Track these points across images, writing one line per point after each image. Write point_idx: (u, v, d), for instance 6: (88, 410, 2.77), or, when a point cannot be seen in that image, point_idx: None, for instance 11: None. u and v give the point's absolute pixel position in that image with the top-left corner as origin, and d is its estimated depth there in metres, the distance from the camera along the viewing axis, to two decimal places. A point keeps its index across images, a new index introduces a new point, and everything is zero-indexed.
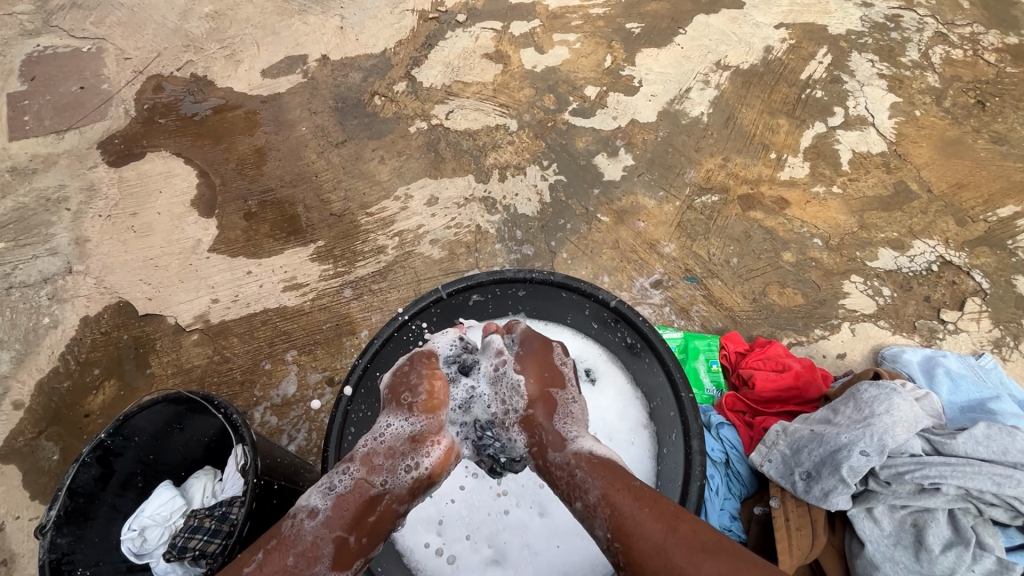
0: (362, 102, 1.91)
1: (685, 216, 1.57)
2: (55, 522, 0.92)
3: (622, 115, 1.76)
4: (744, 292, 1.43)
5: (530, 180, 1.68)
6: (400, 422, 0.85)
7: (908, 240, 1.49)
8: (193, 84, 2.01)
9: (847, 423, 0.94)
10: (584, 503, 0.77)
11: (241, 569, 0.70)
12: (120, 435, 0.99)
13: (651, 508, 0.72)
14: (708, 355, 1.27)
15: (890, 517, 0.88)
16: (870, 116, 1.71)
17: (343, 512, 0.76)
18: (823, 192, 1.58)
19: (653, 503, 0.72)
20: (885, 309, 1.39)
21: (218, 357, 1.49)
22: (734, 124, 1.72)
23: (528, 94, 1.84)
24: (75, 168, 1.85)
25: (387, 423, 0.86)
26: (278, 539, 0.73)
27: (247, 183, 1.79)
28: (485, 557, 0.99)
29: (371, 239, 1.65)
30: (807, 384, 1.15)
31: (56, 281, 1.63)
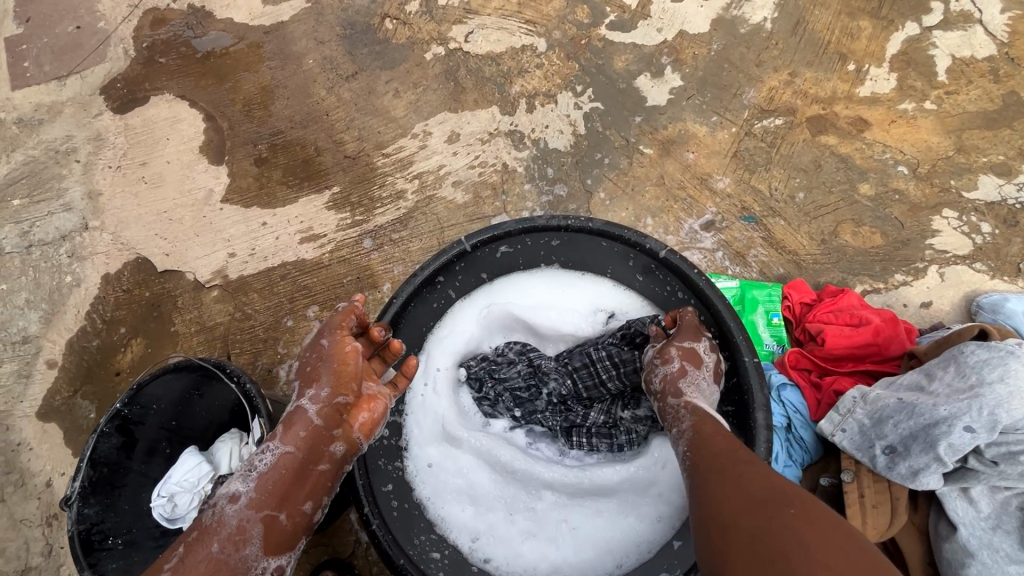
0: (372, 27, 1.70)
1: (742, 145, 1.36)
2: (80, 493, 0.88)
3: (669, 26, 1.50)
4: (812, 233, 1.25)
5: (562, 109, 1.48)
6: (313, 393, 0.84)
7: (1016, 165, 1.25)
8: (191, 16, 1.84)
9: (946, 391, 0.79)
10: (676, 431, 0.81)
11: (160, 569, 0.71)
12: (137, 403, 0.95)
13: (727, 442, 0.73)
14: (768, 307, 1.12)
15: (989, 499, 0.78)
16: (979, 11, 1.40)
17: (267, 490, 0.77)
18: (912, 109, 1.33)
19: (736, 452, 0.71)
20: (982, 249, 1.19)
21: (240, 314, 1.43)
22: (805, 30, 1.45)
23: (559, 6, 1.59)
24: (80, 117, 1.76)
25: (302, 395, 0.84)
26: (199, 530, 0.75)
27: (255, 126, 1.66)
28: (520, 530, 0.93)
29: (389, 183, 1.51)
30: (889, 340, 0.99)
31: (74, 238, 1.58)
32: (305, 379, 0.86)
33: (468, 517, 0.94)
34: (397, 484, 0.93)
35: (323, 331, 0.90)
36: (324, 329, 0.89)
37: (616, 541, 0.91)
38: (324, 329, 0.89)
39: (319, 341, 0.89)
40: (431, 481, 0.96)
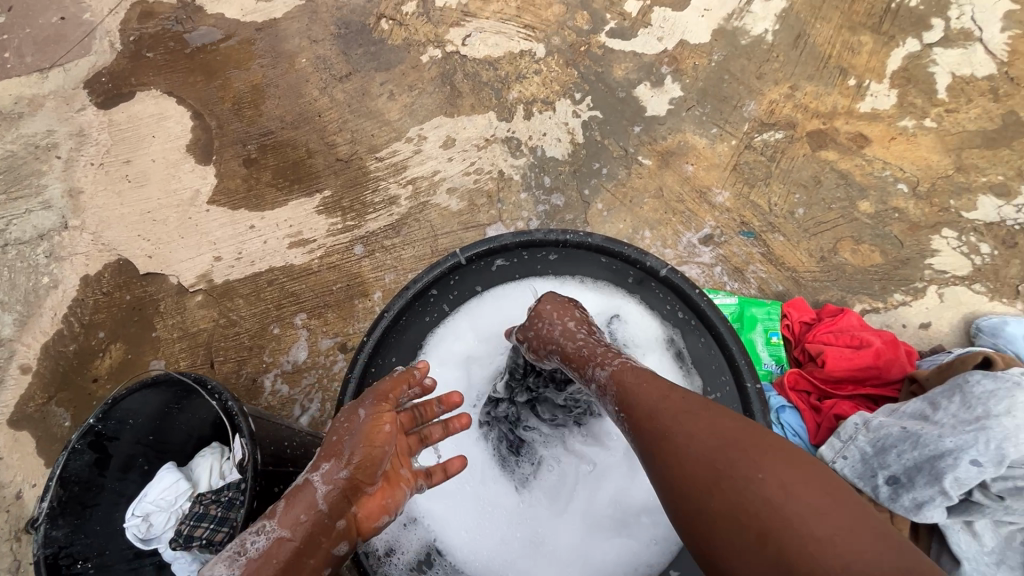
0: (367, 27, 1.67)
1: (742, 158, 1.34)
2: (48, 514, 0.84)
3: (670, 36, 1.49)
4: (811, 250, 1.23)
5: (560, 117, 1.45)
6: (333, 467, 0.71)
7: (1015, 186, 1.24)
8: (180, 11, 1.79)
9: (951, 423, 0.76)
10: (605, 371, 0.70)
11: None
12: (112, 419, 0.89)
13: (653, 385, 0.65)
14: (768, 326, 1.10)
15: (993, 532, 0.74)
16: (978, 30, 1.40)
17: None
18: (912, 126, 1.32)
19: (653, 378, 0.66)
20: (982, 270, 1.18)
21: (225, 320, 1.39)
22: (806, 44, 1.44)
23: (558, 12, 1.57)
24: (62, 111, 1.70)
25: (314, 469, 0.71)
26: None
27: (244, 125, 1.61)
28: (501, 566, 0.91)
29: (381, 188, 1.48)
30: (890, 363, 0.97)
31: (52, 237, 1.53)
32: (331, 450, 0.72)
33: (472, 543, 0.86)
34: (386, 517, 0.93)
35: (363, 399, 0.76)
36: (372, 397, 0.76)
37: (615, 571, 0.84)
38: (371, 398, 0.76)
39: (355, 411, 0.74)
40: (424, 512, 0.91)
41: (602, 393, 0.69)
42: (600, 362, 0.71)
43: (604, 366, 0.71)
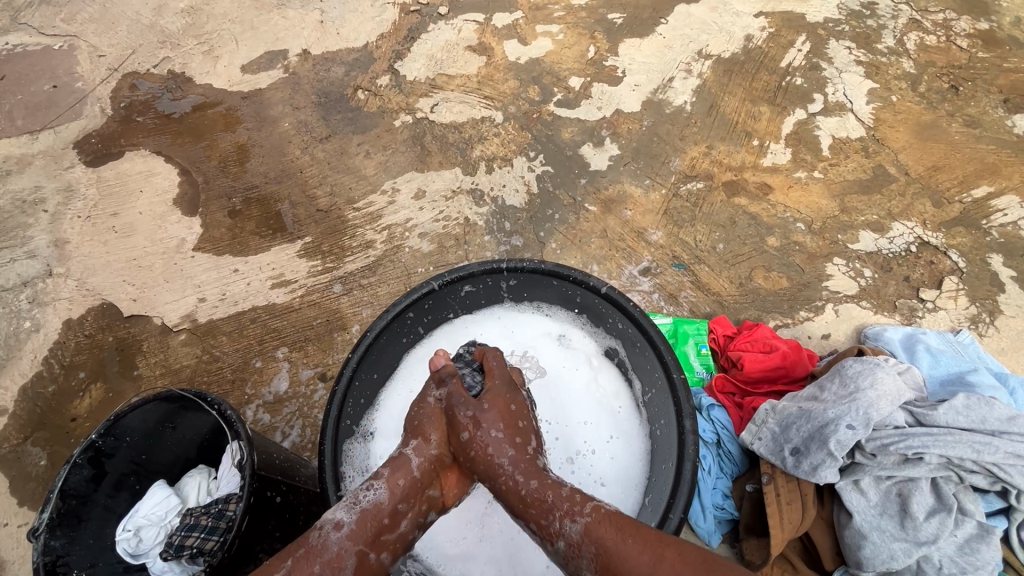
0: (345, 96, 1.89)
1: (671, 204, 1.59)
2: (47, 524, 0.91)
3: (607, 105, 1.77)
4: (731, 277, 1.46)
5: (517, 171, 1.68)
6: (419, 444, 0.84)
7: (887, 222, 1.52)
8: (172, 81, 1.98)
9: (833, 398, 0.97)
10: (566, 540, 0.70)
11: None
12: (111, 435, 0.98)
13: (636, 540, 0.67)
14: (698, 340, 1.30)
15: (875, 488, 0.92)
16: (849, 102, 1.74)
17: (370, 524, 0.74)
18: (805, 176, 1.61)
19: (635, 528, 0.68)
20: (867, 289, 1.43)
21: (208, 356, 1.48)
22: (717, 112, 1.74)
23: (513, 86, 1.84)
24: (51, 169, 1.81)
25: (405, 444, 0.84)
26: (305, 548, 0.70)
27: (230, 180, 1.76)
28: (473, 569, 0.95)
29: (359, 234, 1.64)
30: (795, 363, 1.18)
31: (36, 284, 1.60)
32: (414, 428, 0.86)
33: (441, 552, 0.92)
34: None
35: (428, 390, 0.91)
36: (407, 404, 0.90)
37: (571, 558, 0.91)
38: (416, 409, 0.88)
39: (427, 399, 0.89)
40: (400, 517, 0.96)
41: (577, 556, 0.69)
42: (568, 514, 0.72)
43: (574, 519, 0.71)
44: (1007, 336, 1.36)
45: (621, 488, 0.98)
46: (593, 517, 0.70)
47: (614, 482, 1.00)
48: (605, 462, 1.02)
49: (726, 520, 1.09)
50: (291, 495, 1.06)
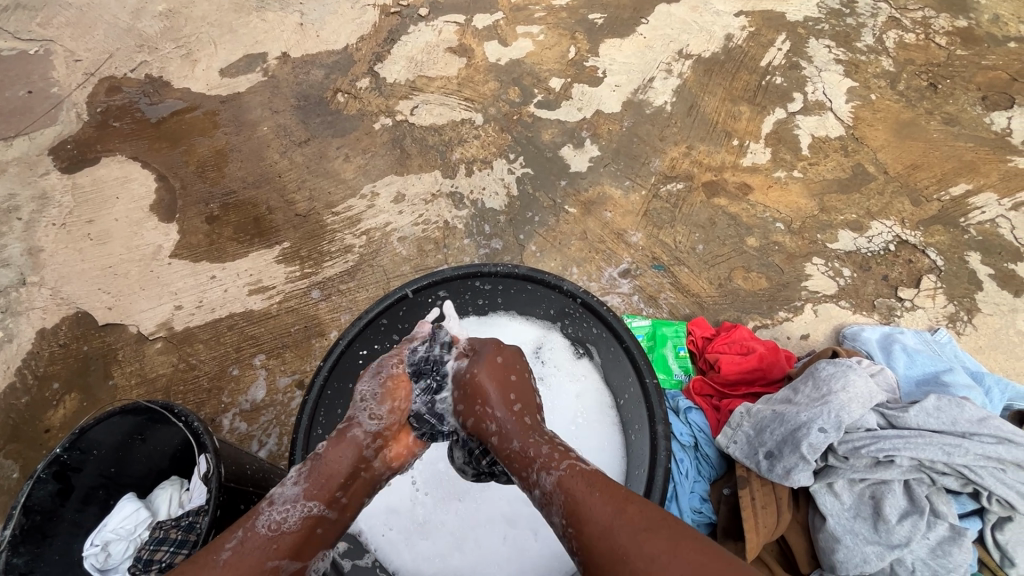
0: (325, 99, 1.88)
1: (651, 205, 1.58)
2: (10, 541, 0.90)
3: (587, 106, 1.77)
4: (710, 278, 1.46)
5: (497, 174, 1.67)
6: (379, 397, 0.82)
7: (866, 221, 1.52)
8: (149, 86, 1.95)
9: (807, 401, 0.97)
10: (540, 490, 0.71)
11: (215, 552, 0.66)
12: (76, 449, 0.96)
13: (605, 495, 0.65)
14: (676, 342, 1.30)
15: (849, 491, 0.91)
16: (828, 101, 1.74)
17: (321, 487, 0.72)
18: (784, 176, 1.61)
19: (607, 486, 0.67)
20: (846, 289, 1.43)
21: (184, 364, 1.46)
22: (697, 113, 1.74)
23: (493, 87, 1.83)
24: (25, 176, 1.78)
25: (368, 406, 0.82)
26: (247, 529, 0.68)
27: (208, 186, 1.74)
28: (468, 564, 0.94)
29: (338, 238, 1.62)
30: (772, 365, 1.18)
31: (9, 293, 1.58)
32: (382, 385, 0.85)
33: (410, 558, 0.93)
34: (350, 543, 0.93)
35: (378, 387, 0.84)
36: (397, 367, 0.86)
37: (550, 552, 0.93)
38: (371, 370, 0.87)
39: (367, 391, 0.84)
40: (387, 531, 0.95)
41: (549, 502, 0.69)
42: (544, 466, 0.72)
43: (550, 471, 0.71)
44: (986, 335, 1.36)
45: None
46: (567, 471, 0.69)
47: None
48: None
49: (705, 523, 1.08)
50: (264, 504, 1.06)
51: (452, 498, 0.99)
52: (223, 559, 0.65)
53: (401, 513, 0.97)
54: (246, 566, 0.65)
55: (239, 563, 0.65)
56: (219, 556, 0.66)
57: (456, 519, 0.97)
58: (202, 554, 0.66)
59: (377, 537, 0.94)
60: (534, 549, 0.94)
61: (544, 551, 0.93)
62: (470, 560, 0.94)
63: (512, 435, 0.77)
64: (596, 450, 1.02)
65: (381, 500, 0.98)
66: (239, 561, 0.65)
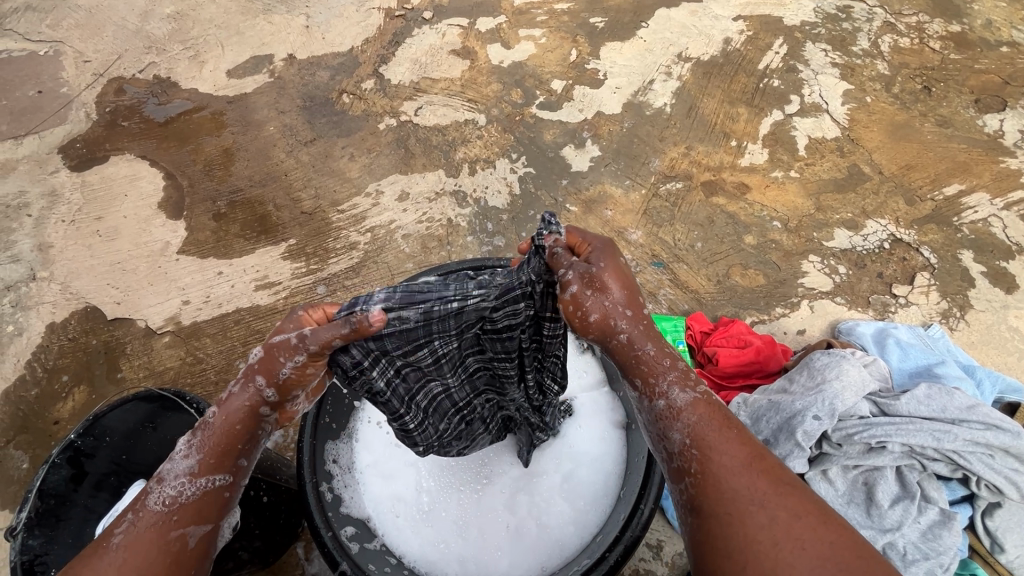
0: (330, 100, 1.91)
1: (650, 204, 1.61)
2: (25, 524, 0.94)
3: (588, 108, 1.80)
4: (708, 275, 1.49)
5: (500, 173, 1.70)
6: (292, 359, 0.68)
7: (861, 220, 1.55)
8: (157, 86, 1.99)
9: (801, 390, 1.00)
10: (665, 403, 0.65)
11: (108, 538, 0.63)
12: (90, 435, 1.00)
13: (741, 443, 0.62)
14: (675, 336, 1.32)
15: (843, 477, 0.94)
16: (824, 103, 1.78)
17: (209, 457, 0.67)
18: (781, 176, 1.64)
19: (744, 435, 0.63)
20: (841, 285, 1.46)
21: (191, 358, 1.48)
22: (696, 114, 1.77)
23: (496, 89, 1.87)
24: (35, 174, 1.81)
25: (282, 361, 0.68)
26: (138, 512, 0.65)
27: (215, 184, 1.77)
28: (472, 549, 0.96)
29: (343, 235, 1.65)
30: (768, 358, 1.21)
31: (19, 288, 1.60)
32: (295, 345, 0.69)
33: (417, 543, 0.95)
34: (358, 528, 0.92)
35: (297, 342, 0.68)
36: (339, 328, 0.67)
37: (552, 537, 0.95)
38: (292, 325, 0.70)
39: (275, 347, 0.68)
40: (393, 518, 0.97)
41: (673, 417, 0.64)
42: (679, 382, 0.66)
43: (684, 388, 0.65)
44: (977, 331, 1.39)
45: (586, 501, 0.97)
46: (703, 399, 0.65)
47: (577, 498, 0.98)
48: (570, 477, 1.01)
49: None
50: (274, 491, 1.07)
51: (455, 488, 1.02)
52: (117, 542, 0.63)
53: (407, 501, 1.00)
54: (143, 543, 0.62)
55: (137, 542, 0.62)
56: (112, 539, 0.63)
57: (461, 508, 1.00)
58: (95, 545, 0.63)
59: (385, 523, 0.96)
60: (539, 533, 0.96)
61: (548, 536, 0.95)
62: (474, 545, 0.96)
63: (639, 337, 0.68)
64: (598, 437, 1.04)
65: (388, 488, 1.01)
66: (135, 542, 0.62)
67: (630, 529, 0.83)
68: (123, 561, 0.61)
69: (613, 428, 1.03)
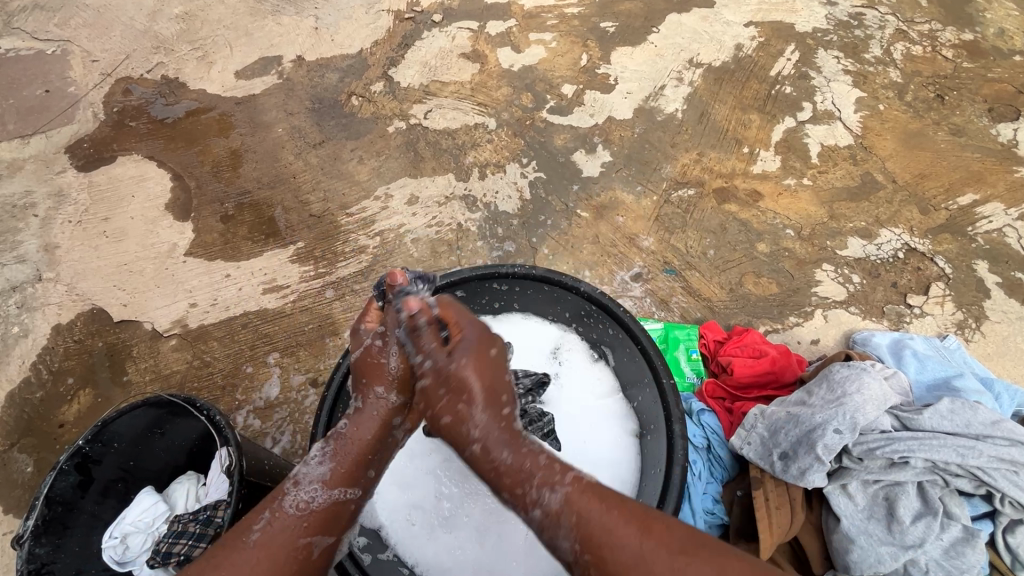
0: (339, 102, 1.90)
1: (662, 210, 1.60)
2: (32, 532, 0.92)
3: (599, 113, 1.79)
4: (721, 283, 1.47)
5: (510, 177, 1.69)
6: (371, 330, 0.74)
7: (874, 229, 1.54)
8: (164, 87, 1.98)
9: (821, 403, 0.98)
10: (543, 510, 0.70)
11: (244, 534, 0.70)
12: (98, 441, 0.98)
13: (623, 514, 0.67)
14: (688, 345, 1.31)
15: (863, 492, 0.92)
16: (837, 111, 1.77)
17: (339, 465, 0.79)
18: (794, 184, 1.63)
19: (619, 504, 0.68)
20: (855, 295, 1.44)
21: (198, 361, 1.47)
22: (707, 120, 1.76)
23: (506, 93, 1.86)
24: (42, 173, 1.80)
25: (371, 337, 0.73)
26: (272, 510, 0.73)
27: (223, 186, 1.76)
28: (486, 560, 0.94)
29: (352, 239, 1.64)
30: (783, 368, 1.20)
31: (25, 289, 1.59)
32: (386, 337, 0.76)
33: (431, 552, 0.94)
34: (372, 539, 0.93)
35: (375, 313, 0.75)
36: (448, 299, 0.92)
37: None
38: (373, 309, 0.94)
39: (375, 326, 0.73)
40: (407, 525, 0.95)
41: (556, 523, 0.68)
42: (548, 482, 0.71)
43: (553, 488, 0.70)
44: (993, 342, 1.38)
45: None
46: (574, 487, 0.69)
47: None
48: None
49: (717, 525, 1.08)
50: None
51: (477, 495, 0.98)
52: (254, 539, 0.70)
53: (423, 508, 0.97)
54: (278, 542, 0.70)
55: (270, 541, 0.70)
56: (249, 535, 0.70)
57: (477, 518, 0.97)
58: (232, 537, 0.70)
59: (399, 532, 0.95)
60: None
61: None
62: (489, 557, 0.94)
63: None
64: (614, 444, 1.01)
65: (403, 494, 0.98)
66: (270, 541, 0.70)
67: None
68: (264, 555, 0.69)
69: (629, 436, 1.01)
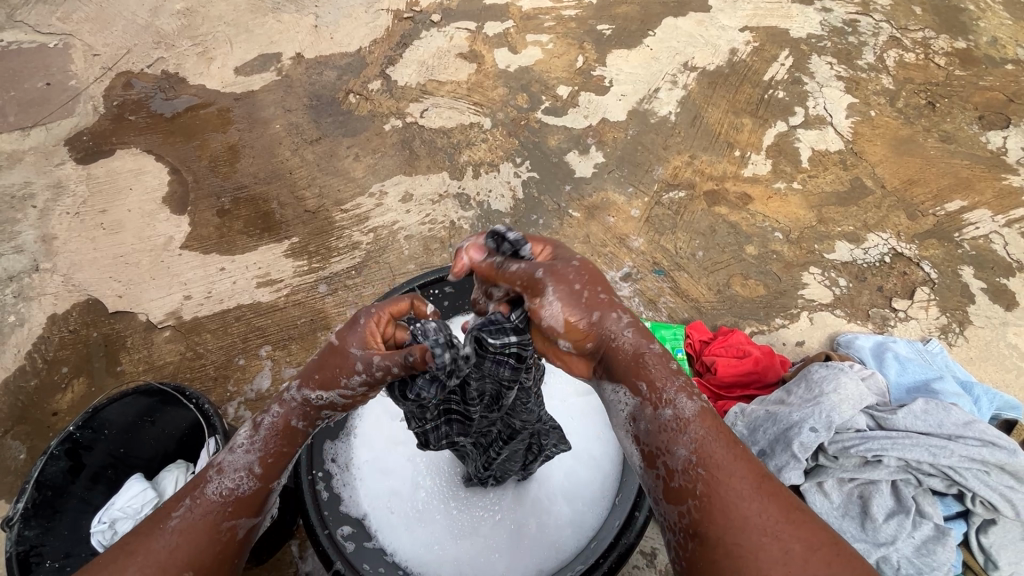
0: (337, 100, 1.92)
1: (652, 211, 1.62)
2: (22, 514, 0.94)
3: (593, 114, 1.81)
4: (709, 284, 1.49)
5: (503, 176, 1.71)
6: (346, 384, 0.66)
7: (862, 233, 1.56)
8: (164, 82, 1.99)
9: (798, 402, 1.00)
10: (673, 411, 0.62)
11: (164, 518, 0.63)
12: (89, 427, 1.01)
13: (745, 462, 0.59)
14: (674, 344, 1.31)
15: (838, 490, 0.95)
16: (829, 116, 1.78)
17: (269, 450, 0.66)
18: (784, 188, 1.64)
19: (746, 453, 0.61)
20: (841, 298, 1.46)
21: (191, 353, 1.49)
22: (700, 123, 1.78)
23: (502, 93, 1.88)
24: (41, 165, 1.82)
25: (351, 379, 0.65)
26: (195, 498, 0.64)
27: (219, 180, 1.78)
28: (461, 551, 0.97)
29: (346, 235, 1.66)
30: (767, 368, 1.22)
31: (22, 279, 1.61)
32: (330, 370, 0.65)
33: (409, 543, 0.95)
34: (355, 528, 0.92)
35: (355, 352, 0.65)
36: (545, 273, 0.66)
37: (551, 542, 0.95)
38: (354, 340, 0.64)
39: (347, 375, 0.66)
40: (388, 515, 0.97)
41: (682, 429, 0.61)
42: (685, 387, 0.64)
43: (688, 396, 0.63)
44: (976, 347, 1.40)
45: (581, 503, 0.98)
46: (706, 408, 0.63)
47: (573, 499, 0.99)
48: (570, 477, 1.02)
49: None
50: None
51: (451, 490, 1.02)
52: (173, 526, 0.63)
53: (402, 497, 1.00)
54: (197, 536, 0.62)
55: (190, 531, 0.62)
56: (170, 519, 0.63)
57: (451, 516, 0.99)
58: (152, 520, 0.63)
59: (379, 520, 0.96)
60: (537, 533, 0.97)
61: (545, 537, 0.96)
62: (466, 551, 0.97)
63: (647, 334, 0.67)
64: (596, 439, 1.05)
65: (385, 484, 1.01)
66: (190, 531, 0.62)
67: (625, 536, 0.84)
68: (180, 546, 0.61)
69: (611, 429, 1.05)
